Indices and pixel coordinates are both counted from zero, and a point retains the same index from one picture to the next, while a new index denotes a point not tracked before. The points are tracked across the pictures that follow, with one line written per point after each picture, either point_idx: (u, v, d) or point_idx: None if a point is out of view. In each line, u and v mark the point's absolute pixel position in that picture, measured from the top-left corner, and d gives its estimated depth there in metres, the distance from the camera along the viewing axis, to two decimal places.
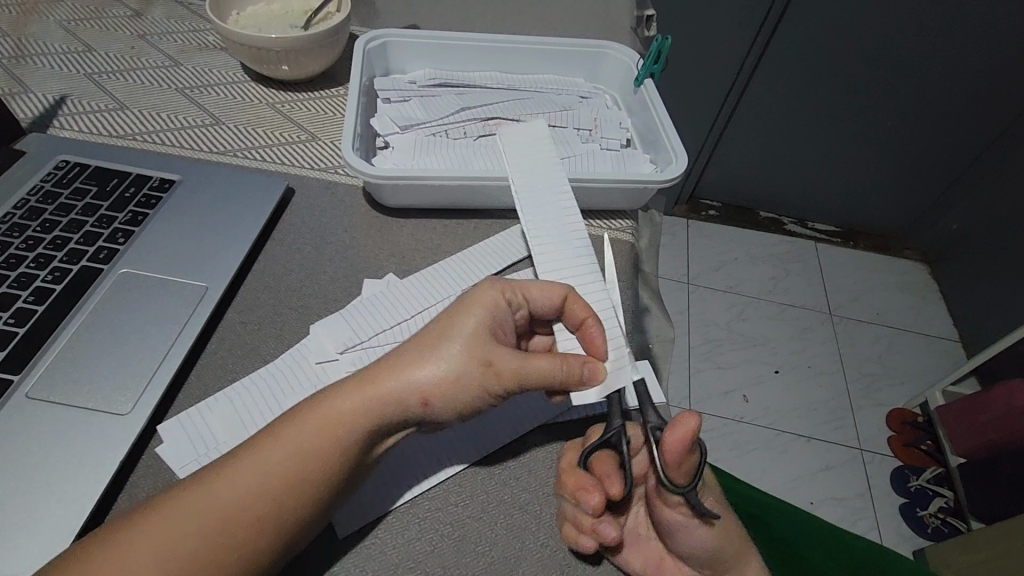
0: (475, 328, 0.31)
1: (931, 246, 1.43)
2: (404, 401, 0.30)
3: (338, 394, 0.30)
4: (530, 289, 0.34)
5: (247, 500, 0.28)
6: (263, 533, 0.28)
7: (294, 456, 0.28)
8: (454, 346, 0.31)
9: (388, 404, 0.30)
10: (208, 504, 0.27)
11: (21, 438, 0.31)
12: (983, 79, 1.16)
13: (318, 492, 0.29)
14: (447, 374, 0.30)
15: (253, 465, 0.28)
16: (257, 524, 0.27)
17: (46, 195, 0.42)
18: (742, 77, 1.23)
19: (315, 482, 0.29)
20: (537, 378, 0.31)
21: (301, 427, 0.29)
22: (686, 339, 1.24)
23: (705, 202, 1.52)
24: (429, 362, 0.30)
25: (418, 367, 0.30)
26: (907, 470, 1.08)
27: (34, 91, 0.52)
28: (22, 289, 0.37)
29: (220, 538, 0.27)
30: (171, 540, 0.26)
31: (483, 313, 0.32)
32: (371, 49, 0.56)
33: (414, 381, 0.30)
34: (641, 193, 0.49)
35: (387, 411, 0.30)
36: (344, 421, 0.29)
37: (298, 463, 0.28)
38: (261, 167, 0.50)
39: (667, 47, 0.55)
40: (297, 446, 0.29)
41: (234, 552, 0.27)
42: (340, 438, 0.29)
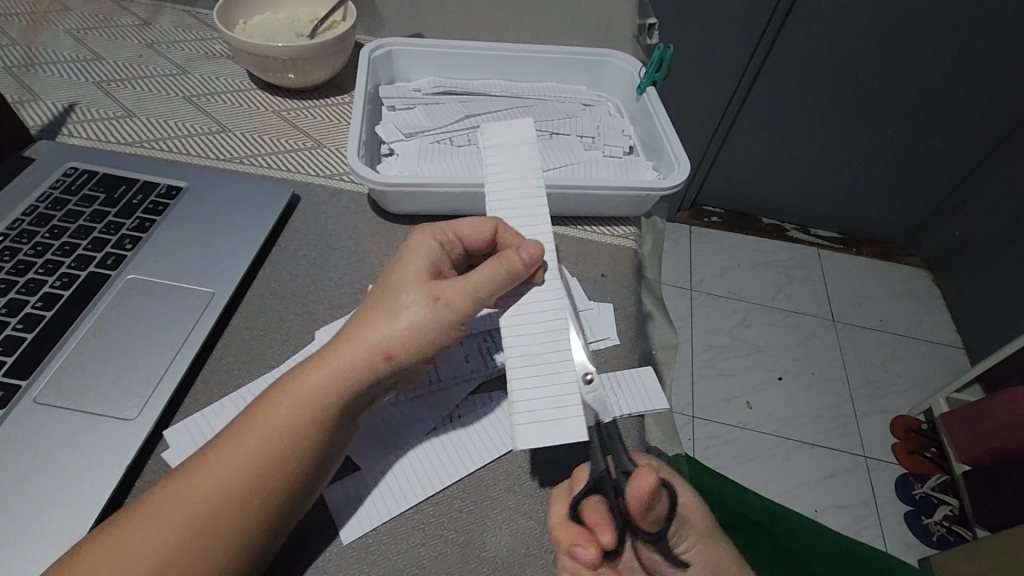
0: (422, 276, 0.32)
1: (934, 253, 1.43)
2: (365, 358, 0.30)
3: (305, 366, 0.30)
4: (459, 227, 0.34)
5: (229, 477, 0.28)
6: (248, 510, 0.28)
7: (269, 430, 0.29)
8: (408, 299, 0.30)
9: (350, 368, 0.29)
10: (194, 487, 0.28)
11: (28, 443, 0.31)
12: (985, 86, 1.16)
13: (300, 463, 0.29)
14: (403, 322, 0.30)
15: (233, 442, 0.29)
16: (239, 504, 0.28)
17: (55, 201, 0.43)
18: (745, 84, 1.24)
19: (293, 455, 0.29)
20: (484, 291, 0.31)
21: (273, 401, 0.29)
22: (689, 346, 1.24)
23: (707, 209, 1.52)
24: (385, 318, 0.30)
25: (375, 325, 0.30)
26: (912, 478, 1.08)
27: (43, 99, 0.53)
28: (31, 295, 0.37)
29: (206, 521, 0.27)
30: (161, 526, 0.27)
31: (427, 261, 0.32)
32: (377, 57, 0.56)
33: (372, 339, 0.30)
34: (645, 199, 0.49)
35: (354, 373, 0.29)
36: (312, 389, 0.29)
37: (276, 436, 0.29)
38: (267, 174, 0.50)
39: (670, 56, 0.55)
40: (272, 418, 0.29)
41: (223, 532, 0.27)
42: (311, 408, 0.29)
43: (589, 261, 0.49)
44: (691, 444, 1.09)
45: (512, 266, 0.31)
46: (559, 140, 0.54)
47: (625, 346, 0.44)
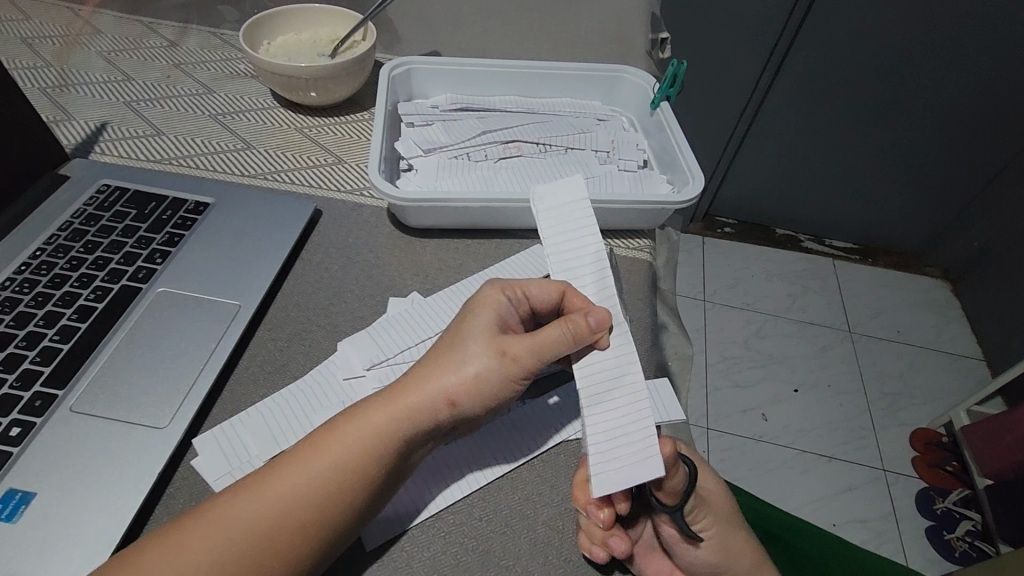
0: (489, 325, 0.33)
1: (952, 263, 1.41)
2: (432, 404, 0.30)
3: (370, 404, 0.31)
4: (529, 285, 0.35)
5: (287, 505, 0.28)
6: (301, 539, 0.28)
7: (332, 464, 0.29)
8: (477, 348, 0.31)
9: (418, 412, 0.30)
10: (247, 510, 0.28)
11: (65, 450, 0.33)
12: (1000, 96, 1.16)
13: (355, 498, 0.29)
14: (472, 371, 0.31)
15: (293, 470, 0.29)
16: (294, 534, 0.28)
17: (89, 217, 0.44)
18: (757, 95, 1.24)
19: (352, 491, 0.29)
20: (549, 348, 0.32)
21: (337, 435, 0.30)
22: (703, 357, 1.23)
23: (720, 220, 1.52)
24: (452, 365, 0.31)
25: (442, 370, 0.31)
26: (932, 492, 1.06)
27: (76, 118, 0.55)
28: (66, 307, 0.39)
29: (260, 546, 0.28)
30: (214, 544, 0.27)
31: (492, 310, 0.33)
32: (396, 76, 0.58)
33: (440, 386, 0.31)
34: (660, 213, 0.50)
35: (420, 418, 0.30)
36: (379, 428, 0.30)
37: (337, 470, 0.29)
38: (290, 190, 0.52)
39: (683, 71, 0.56)
40: (336, 453, 0.29)
41: (275, 558, 0.28)
42: (375, 448, 0.30)
43: None
44: (706, 456, 1.08)
45: (577, 330, 0.32)
46: (574, 155, 0.55)
47: (641, 357, 0.45)
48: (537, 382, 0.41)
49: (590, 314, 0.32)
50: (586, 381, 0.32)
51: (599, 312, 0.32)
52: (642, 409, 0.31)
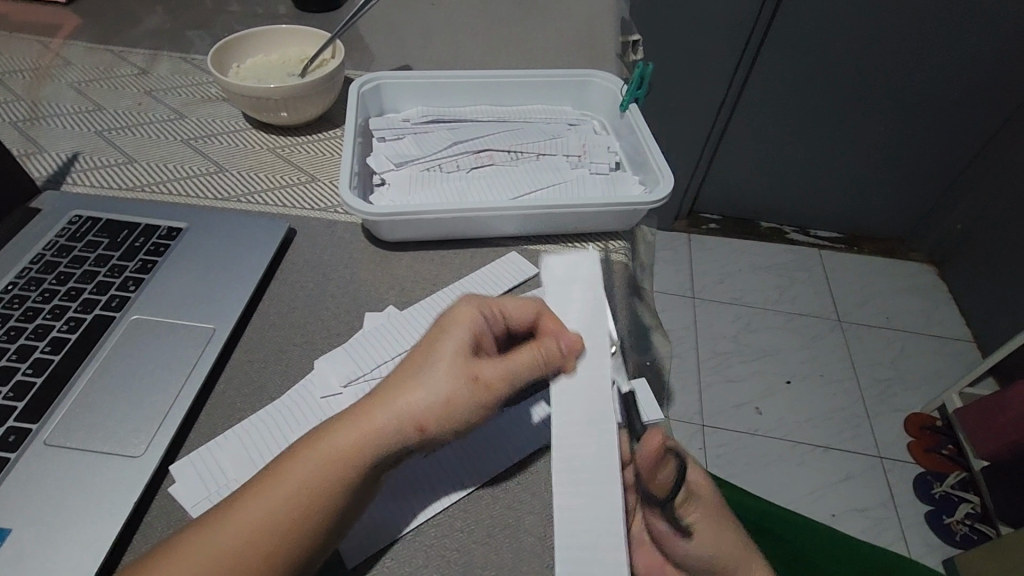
0: (461, 347, 0.31)
1: (936, 246, 1.42)
2: (398, 432, 0.29)
3: (332, 429, 0.30)
4: (505, 300, 0.34)
5: (249, 538, 0.28)
6: (265, 568, 0.28)
7: (296, 496, 0.28)
8: (446, 370, 0.30)
9: (383, 439, 0.29)
10: (215, 538, 0.28)
11: (40, 484, 0.32)
12: (971, 79, 1.18)
13: (316, 531, 0.29)
14: (439, 395, 0.30)
15: (258, 500, 0.29)
16: (257, 562, 0.28)
17: (61, 248, 0.44)
18: (733, 91, 1.25)
19: (318, 520, 0.29)
20: (522, 371, 0.31)
21: (301, 465, 0.29)
22: (695, 354, 1.24)
23: (705, 216, 1.53)
24: (421, 390, 0.30)
25: (411, 393, 0.30)
26: (930, 476, 1.06)
27: (48, 151, 0.55)
28: (39, 340, 0.39)
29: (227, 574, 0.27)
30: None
31: (466, 329, 0.32)
32: (366, 92, 0.58)
33: (407, 411, 0.29)
34: (633, 214, 0.50)
35: (382, 446, 0.29)
36: (342, 455, 0.29)
37: (300, 502, 0.28)
38: (264, 210, 0.52)
39: (649, 73, 0.57)
40: (298, 483, 0.29)
41: None
42: (340, 475, 0.29)
43: None
44: (702, 452, 1.08)
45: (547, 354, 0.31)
46: (546, 161, 0.55)
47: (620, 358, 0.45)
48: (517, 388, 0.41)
49: (563, 339, 0.32)
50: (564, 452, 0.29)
51: (574, 338, 0.32)
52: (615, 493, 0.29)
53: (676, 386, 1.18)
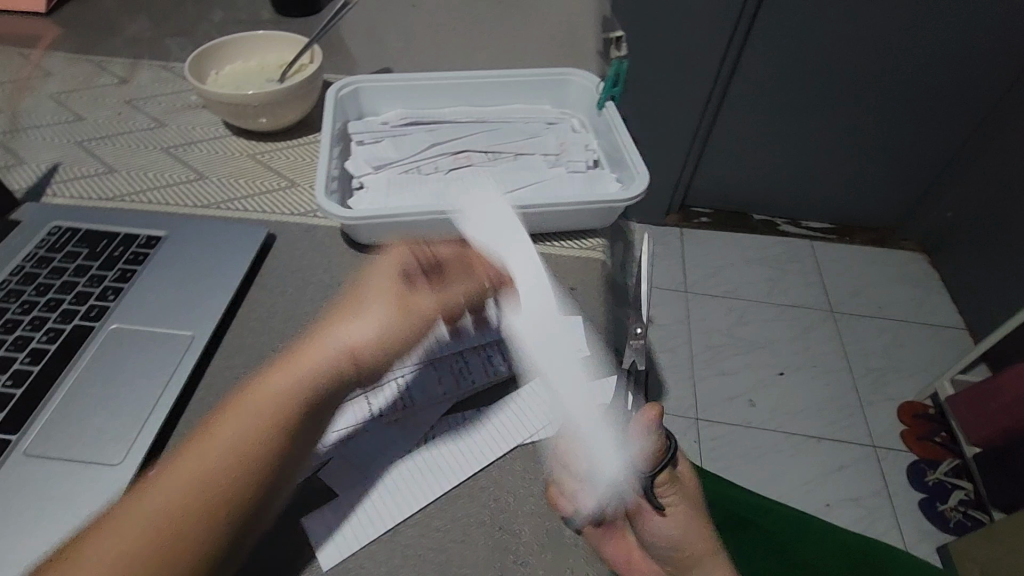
0: (394, 281, 0.35)
1: (927, 235, 1.43)
2: (338, 359, 0.33)
3: (271, 373, 0.32)
4: (433, 245, 0.38)
5: (185, 492, 0.29)
6: (215, 515, 0.29)
7: (236, 444, 0.30)
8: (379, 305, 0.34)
9: (325, 366, 0.33)
10: (160, 496, 0.29)
11: (20, 495, 0.33)
12: (957, 67, 1.18)
13: (263, 473, 0.31)
14: (377, 326, 0.34)
15: (193, 456, 0.30)
16: (207, 510, 0.29)
17: (41, 260, 0.45)
18: (721, 85, 1.25)
19: (265, 459, 0.31)
20: (452, 297, 0.37)
21: (237, 415, 0.31)
22: (688, 348, 1.24)
23: (696, 210, 1.53)
24: (358, 320, 0.33)
25: (347, 325, 0.33)
26: (923, 464, 1.07)
27: (28, 162, 0.55)
28: (19, 351, 0.39)
29: (176, 527, 0.28)
30: (112, 544, 0.27)
31: (395, 267, 0.36)
32: (344, 96, 0.58)
33: (346, 338, 0.33)
34: (610, 211, 0.51)
35: (323, 381, 0.33)
36: (286, 391, 0.32)
37: (249, 446, 0.30)
38: (244, 217, 0.52)
39: (624, 69, 0.58)
40: (237, 433, 0.30)
41: (189, 537, 0.28)
42: (285, 410, 0.31)
43: (558, 274, 0.50)
44: (697, 446, 1.08)
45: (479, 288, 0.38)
46: (524, 161, 0.55)
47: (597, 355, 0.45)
48: (492, 388, 0.42)
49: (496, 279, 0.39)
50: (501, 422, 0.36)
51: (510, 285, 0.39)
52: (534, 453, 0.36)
53: (669, 380, 1.18)
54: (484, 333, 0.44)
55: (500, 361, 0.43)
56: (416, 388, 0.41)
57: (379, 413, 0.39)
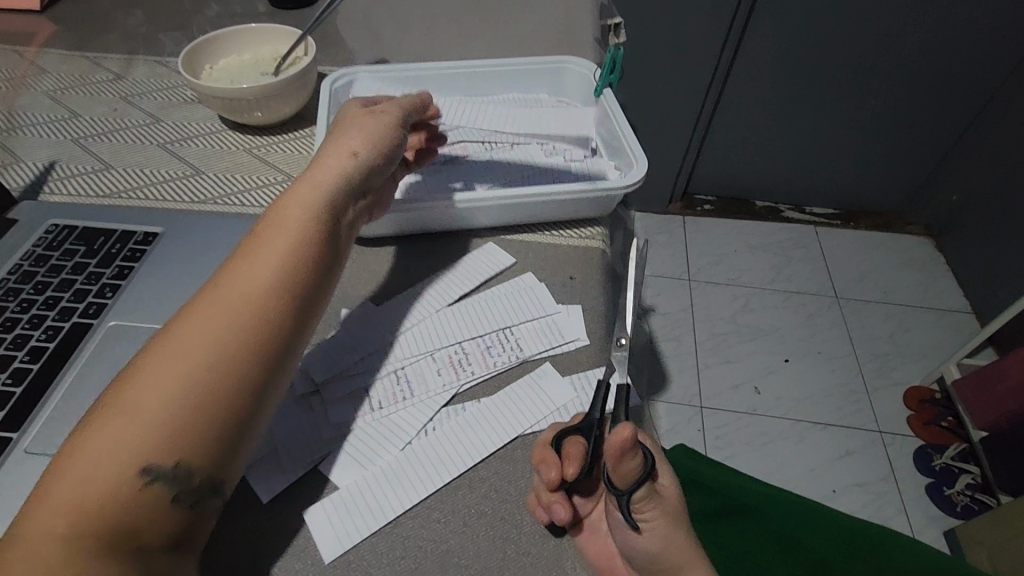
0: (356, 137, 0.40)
1: (933, 218, 1.41)
2: (311, 206, 0.35)
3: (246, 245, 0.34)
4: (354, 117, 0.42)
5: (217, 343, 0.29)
6: (238, 349, 0.29)
7: (251, 287, 0.31)
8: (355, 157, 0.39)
9: (296, 207, 0.35)
10: (178, 352, 0.28)
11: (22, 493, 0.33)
12: (961, 48, 1.17)
13: (272, 306, 0.31)
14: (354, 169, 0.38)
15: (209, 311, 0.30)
16: (227, 342, 0.29)
17: (38, 258, 0.44)
18: (722, 72, 1.24)
19: (270, 301, 0.31)
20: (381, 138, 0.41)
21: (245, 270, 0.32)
22: (692, 336, 1.23)
23: (699, 198, 1.52)
24: (310, 177, 0.37)
25: (302, 184, 0.36)
26: (930, 449, 1.06)
27: (24, 161, 0.55)
28: (18, 350, 0.39)
29: (201, 366, 0.28)
30: (154, 397, 0.27)
31: (330, 142, 0.39)
32: (338, 88, 0.58)
33: (305, 189, 0.36)
34: (608, 200, 0.50)
35: (320, 214, 0.35)
36: (269, 241, 0.33)
37: (251, 295, 0.31)
38: (241, 211, 0.52)
39: (621, 56, 0.57)
40: (249, 285, 0.31)
41: (216, 371, 0.28)
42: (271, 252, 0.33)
43: (556, 265, 0.49)
44: (702, 434, 1.08)
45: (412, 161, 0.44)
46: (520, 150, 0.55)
47: (597, 345, 0.45)
48: (492, 382, 0.42)
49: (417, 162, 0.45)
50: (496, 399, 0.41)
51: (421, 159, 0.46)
52: (530, 420, 0.40)
53: (674, 369, 1.18)
54: (481, 327, 0.44)
55: (498, 352, 0.43)
56: (415, 381, 0.41)
57: (380, 405, 0.40)
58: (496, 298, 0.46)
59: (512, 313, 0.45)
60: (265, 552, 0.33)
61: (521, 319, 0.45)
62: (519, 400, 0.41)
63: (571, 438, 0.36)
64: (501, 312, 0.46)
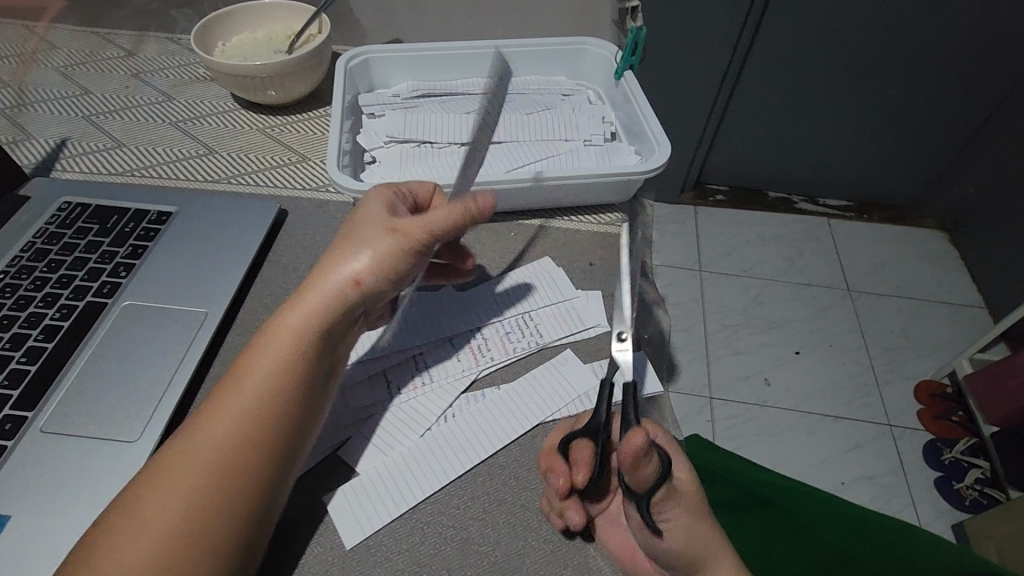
0: (374, 208, 0.36)
1: (948, 212, 1.39)
2: (302, 335, 0.32)
3: (238, 376, 0.32)
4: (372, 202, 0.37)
5: (224, 458, 0.30)
6: (225, 503, 0.29)
7: (237, 434, 0.30)
8: (375, 242, 0.34)
9: (290, 334, 0.32)
10: (163, 503, 0.28)
11: (39, 471, 0.33)
12: (983, 40, 1.14)
13: (259, 455, 0.30)
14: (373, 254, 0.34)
15: (215, 421, 0.30)
16: (213, 493, 0.29)
17: (51, 236, 0.44)
18: (737, 61, 1.21)
19: (257, 446, 0.30)
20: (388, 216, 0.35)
21: (247, 379, 0.31)
22: (702, 327, 1.23)
23: (712, 187, 1.50)
24: (308, 295, 0.33)
25: (298, 305, 0.33)
26: (940, 443, 1.05)
27: (36, 137, 0.55)
28: (32, 328, 0.38)
29: (188, 520, 0.28)
30: (147, 545, 0.27)
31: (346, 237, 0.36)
32: (354, 67, 0.57)
33: (297, 314, 0.32)
34: (628, 185, 0.49)
35: (320, 331, 0.33)
36: (261, 377, 0.31)
37: (237, 441, 0.30)
38: (254, 192, 0.51)
39: (644, 38, 0.55)
40: (252, 392, 0.31)
41: (203, 529, 0.28)
42: (262, 391, 0.31)
43: (576, 250, 0.49)
44: (711, 425, 1.08)
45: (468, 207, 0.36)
46: (539, 134, 0.54)
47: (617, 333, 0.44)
48: (510, 367, 0.41)
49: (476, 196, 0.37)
50: (519, 386, 0.40)
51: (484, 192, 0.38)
52: (554, 407, 0.39)
53: (683, 359, 1.17)
54: (501, 312, 0.44)
55: (518, 338, 0.43)
56: (435, 366, 0.41)
57: (398, 389, 0.39)
58: (518, 282, 0.46)
59: (534, 297, 0.45)
60: (283, 536, 0.33)
61: (543, 305, 0.44)
62: (542, 387, 0.40)
63: (579, 444, 0.35)
64: (523, 296, 0.45)
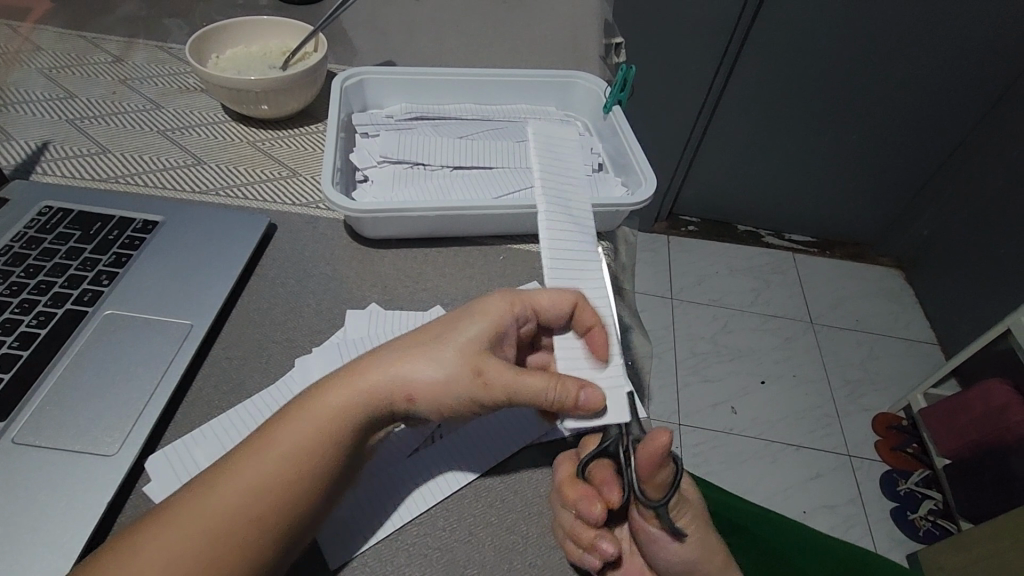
0: (474, 325, 0.34)
1: (905, 252, 1.46)
2: (352, 420, 0.32)
3: (274, 437, 0.31)
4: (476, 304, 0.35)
5: (225, 523, 0.29)
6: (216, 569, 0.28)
7: (249, 505, 0.29)
8: (463, 364, 0.33)
9: (348, 415, 0.31)
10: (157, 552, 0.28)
11: (6, 486, 0.32)
12: (937, 93, 1.22)
13: (263, 531, 0.29)
14: (445, 383, 0.32)
15: (232, 478, 0.30)
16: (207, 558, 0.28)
17: (30, 240, 0.43)
18: (713, 95, 1.26)
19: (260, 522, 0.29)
20: (485, 344, 0.34)
21: (275, 443, 0.31)
22: (672, 354, 1.25)
23: (684, 219, 1.55)
24: (378, 378, 0.32)
25: (363, 388, 0.32)
26: (895, 474, 1.09)
27: (15, 139, 0.53)
28: (7, 335, 0.37)
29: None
30: None
31: (435, 330, 0.34)
32: (349, 87, 0.57)
33: (364, 408, 0.32)
34: (614, 215, 0.51)
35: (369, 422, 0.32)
36: (296, 449, 0.31)
37: (246, 512, 0.29)
38: (244, 205, 0.51)
39: (632, 75, 0.56)
40: (281, 464, 0.30)
41: None
42: (292, 464, 0.30)
43: None
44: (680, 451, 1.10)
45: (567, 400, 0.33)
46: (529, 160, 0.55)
47: None
48: None
49: (584, 389, 0.33)
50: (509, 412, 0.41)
51: (594, 391, 0.33)
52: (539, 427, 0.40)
53: (654, 386, 1.19)
54: None
55: None
56: None
57: None
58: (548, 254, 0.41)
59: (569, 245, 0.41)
60: None
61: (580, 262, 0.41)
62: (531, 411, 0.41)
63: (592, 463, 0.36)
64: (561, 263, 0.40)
